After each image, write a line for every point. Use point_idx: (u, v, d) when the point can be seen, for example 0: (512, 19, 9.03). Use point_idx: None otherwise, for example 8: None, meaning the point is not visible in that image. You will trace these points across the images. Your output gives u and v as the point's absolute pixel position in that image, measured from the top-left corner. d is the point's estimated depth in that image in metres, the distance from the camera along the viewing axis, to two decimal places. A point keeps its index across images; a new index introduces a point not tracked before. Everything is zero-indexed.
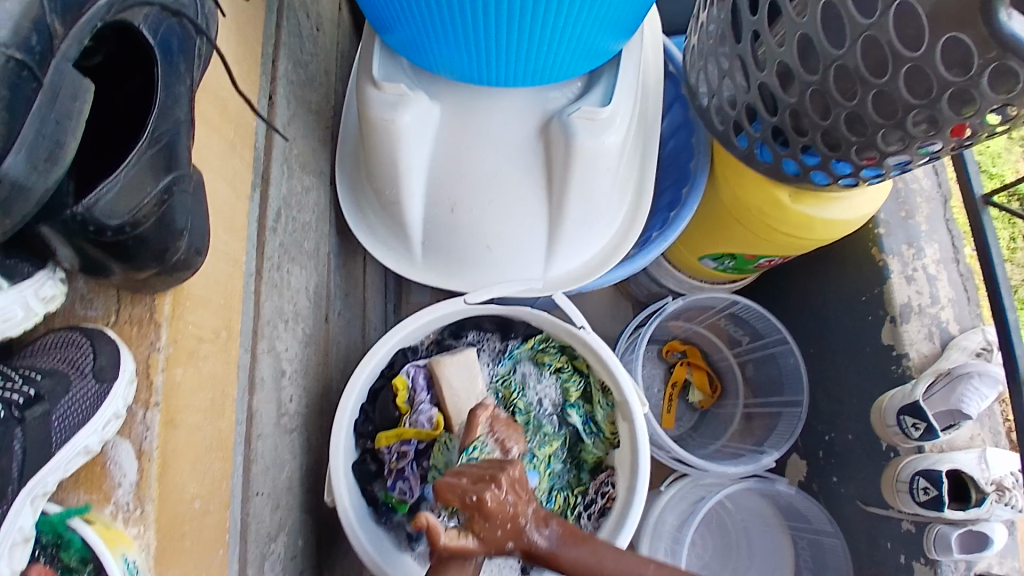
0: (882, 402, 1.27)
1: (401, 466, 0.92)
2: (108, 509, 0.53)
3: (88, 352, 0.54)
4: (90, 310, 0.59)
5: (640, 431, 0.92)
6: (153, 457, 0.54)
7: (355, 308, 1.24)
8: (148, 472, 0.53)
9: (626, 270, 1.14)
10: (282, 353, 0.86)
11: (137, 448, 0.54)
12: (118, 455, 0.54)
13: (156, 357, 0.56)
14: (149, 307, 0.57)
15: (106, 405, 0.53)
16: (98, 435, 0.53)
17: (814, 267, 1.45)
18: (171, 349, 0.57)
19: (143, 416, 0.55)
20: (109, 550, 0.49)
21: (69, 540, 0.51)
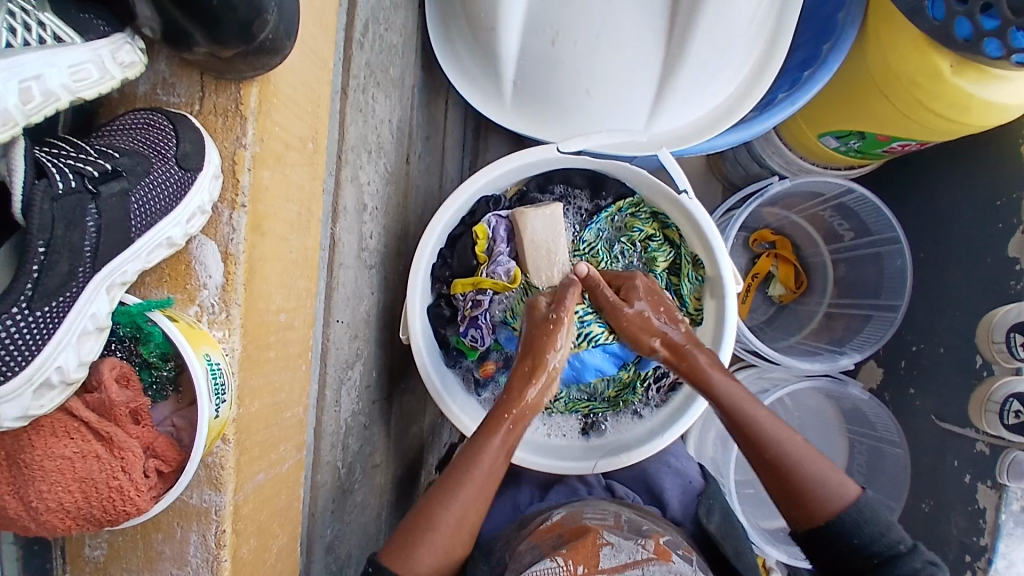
0: (993, 315, 1.12)
1: (475, 314, 0.90)
2: (192, 309, 0.52)
3: (169, 139, 0.52)
4: (171, 96, 0.56)
5: (729, 308, 0.86)
6: (239, 262, 0.51)
7: (435, 154, 1.18)
8: (234, 277, 0.51)
9: (738, 136, 1.00)
10: (364, 185, 0.81)
11: (222, 249, 0.52)
12: (204, 255, 0.52)
13: (241, 155, 0.52)
14: (235, 97, 0.53)
15: (189, 198, 0.51)
16: (182, 228, 0.51)
17: (946, 162, 1.25)
18: (257, 147, 0.53)
19: (229, 217, 0.52)
20: (191, 346, 0.45)
21: (148, 334, 0.49)
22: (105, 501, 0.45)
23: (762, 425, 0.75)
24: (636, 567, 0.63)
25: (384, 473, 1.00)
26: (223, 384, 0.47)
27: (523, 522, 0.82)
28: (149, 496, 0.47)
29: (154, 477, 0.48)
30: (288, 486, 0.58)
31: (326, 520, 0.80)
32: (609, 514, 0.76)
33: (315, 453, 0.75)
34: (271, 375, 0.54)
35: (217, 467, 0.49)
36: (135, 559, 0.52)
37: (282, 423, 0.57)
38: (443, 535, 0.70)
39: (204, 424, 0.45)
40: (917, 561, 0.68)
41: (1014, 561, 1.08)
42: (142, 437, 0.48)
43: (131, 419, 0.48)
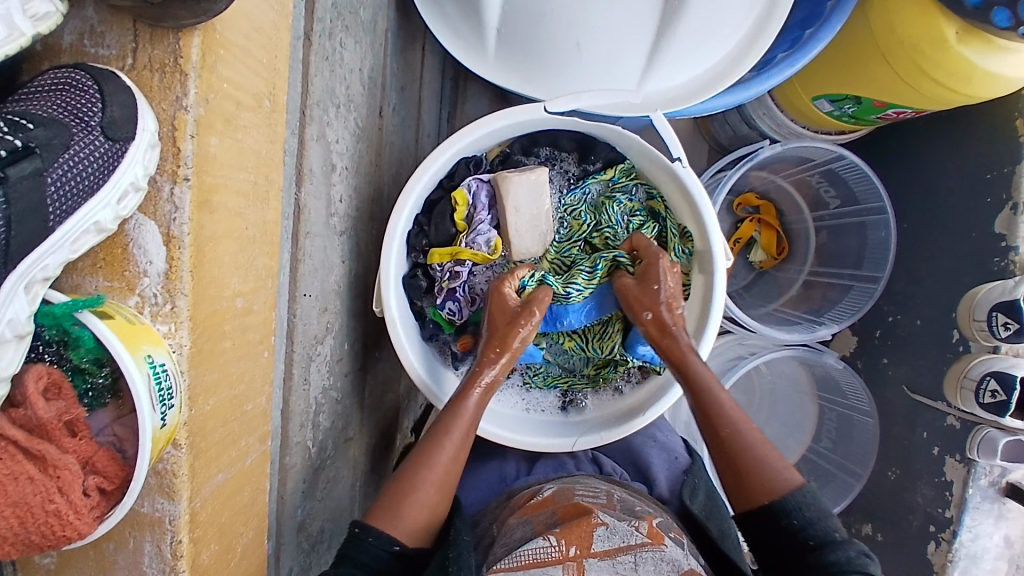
0: (976, 292, 1.13)
1: (452, 286, 0.85)
2: (132, 301, 0.45)
3: (95, 104, 0.44)
4: (102, 49, 0.47)
5: (717, 284, 0.82)
6: (184, 245, 0.43)
7: (411, 108, 1.09)
8: (178, 264, 0.43)
9: (736, 97, 0.94)
10: (332, 144, 0.74)
11: (163, 231, 0.44)
12: (143, 236, 0.44)
13: (182, 119, 0.44)
14: (173, 49, 0.44)
15: (120, 171, 0.43)
16: (112, 211, 0.44)
17: (941, 131, 1.22)
18: (201, 109, 0.44)
19: (170, 193, 0.45)
20: (127, 350, 0.39)
21: (77, 338, 0.44)
22: (44, 527, 0.42)
23: (726, 405, 0.75)
24: (628, 551, 0.63)
25: (357, 446, 0.97)
26: (169, 386, 0.41)
27: (510, 497, 0.80)
28: (92, 517, 0.43)
29: (96, 495, 0.44)
30: (253, 481, 0.54)
31: (297, 499, 0.76)
32: (601, 492, 0.75)
33: (284, 434, 0.71)
34: (230, 367, 0.49)
35: (169, 474, 0.44)
36: (86, 568, 0.48)
37: (244, 416, 0.52)
38: (425, 492, 0.71)
39: (145, 434, 0.39)
40: (850, 548, 0.67)
41: (979, 535, 1.12)
42: (79, 451, 0.44)
43: (66, 430, 0.44)
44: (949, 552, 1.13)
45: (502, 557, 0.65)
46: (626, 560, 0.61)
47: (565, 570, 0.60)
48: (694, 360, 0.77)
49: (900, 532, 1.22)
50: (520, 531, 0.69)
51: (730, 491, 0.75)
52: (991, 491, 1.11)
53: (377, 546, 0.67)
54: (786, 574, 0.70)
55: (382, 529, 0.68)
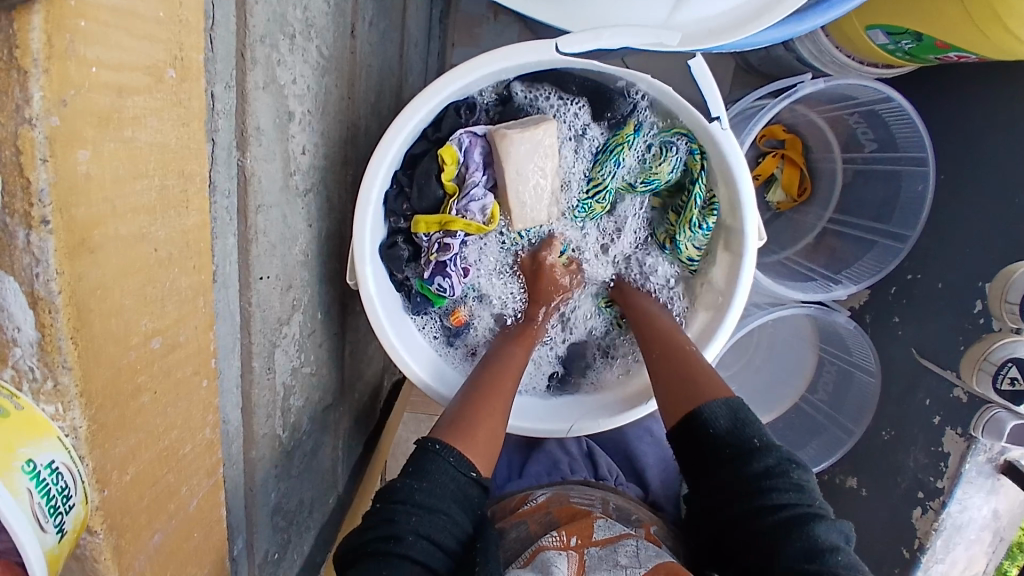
0: (1012, 269, 1.02)
1: (442, 259, 0.74)
2: (7, 374, 0.33)
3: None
4: None
5: (744, 267, 0.71)
6: (56, 309, 0.31)
7: (393, 17, 0.91)
8: (54, 334, 0.31)
9: (793, 29, 0.75)
10: (287, 87, 0.59)
11: (27, 290, 0.31)
12: (2, 296, 0.31)
13: (28, 138, 0.29)
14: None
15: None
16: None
17: (1008, 70, 1.05)
18: (59, 117, 0.30)
19: (27, 242, 0.30)
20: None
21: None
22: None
23: (678, 336, 0.75)
24: (628, 539, 0.63)
25: (337, 411, 0.91)
26: (64, 488, 0.34)
27: (502, 500, 0.77)
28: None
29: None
30: (203, 520, 0.48)
31: (269, 486, 0.71)
32: (598, 499, 0.72)
33: (246, 430, 0.64)
34: (153, 421, 0.40)
35: (90, 560, 0.37)
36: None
37: (181, 458, 0.44)
38: (490, 422, 0.68)
39: (34, 557, 0.33)
40: (769, 456, 0.63)
41: (967, 506, 1.13)
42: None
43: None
44: (935, 521, 1.14)
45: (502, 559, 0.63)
46: (627, 544, 0.61)
47: (568, 557, 0.60)
48: (657, 313, 0.79)
49: (883, 492, 1.23)
50: (516, 535, 0.67)
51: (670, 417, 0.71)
52: (988, 466, 1.11)
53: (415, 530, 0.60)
54: (726, 505, 0.64)
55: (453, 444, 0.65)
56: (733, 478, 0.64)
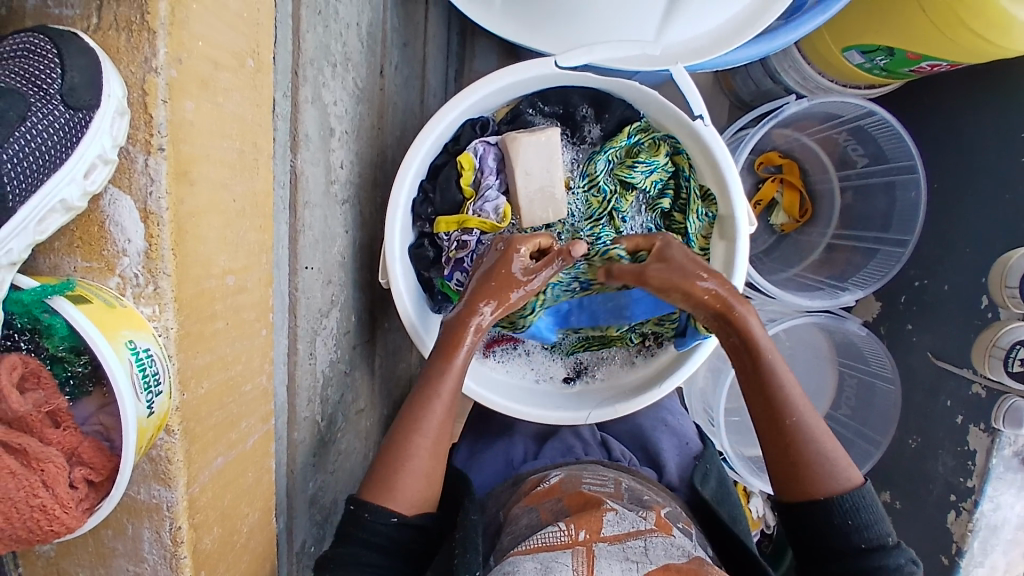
0: (1008, 257, 1.08)
1: (460, 256, 0.82)
2: (114, 282, 0.43)
3: (53, 67, 0.40)
4: (66, 10, 0.42)
5: (739, 252, 0.78)
6: (163, 223, 0.41)
7: (415, 65, 1.04)
8: (158, 242, 0.41)
9: (766, 46, 0.85)
10: (330, 106, 0.69)
11: (140, 206, 0.41)
12: (118, 213, 0.42)
13: (153, 82, 0.40)
14: (139, 6, 0.39)
15: (85, 143, 0.40)
16: (79, 187, 0.41)
17: (980, 84, 1.14)
18: (173, 71, 0.40)
19: (145, 164, 0.41)
20: (103, 335, 0.39)
21: (49, 327, 0.41)
22: (30, 522, 0.40)
23: (795, 394, 0.73)
24: (637, 536, 0.62)
25: (369, 417, 0.96)
26: (155, 372, 0.40)
27: (518, 482, 0.81)
28: (81, 510, 0.42)
29: (84, 487, 0.42)
30: (256, 462, 0.53)
31: (308, 474, 0.76)
32: (609, 480, 0.75)
33: (289, 410, 0.70)
34: (224, 348, 0.47)
35: (164, 461, 0.43)
36: (86, 555, 0.48)
37: (241, 398, 0.50)
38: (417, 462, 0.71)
39: (131, 425, 0.38)
40: (901, 556, 0.68)
41: (1000, 506, 1.11)
42: (64, 442, 0.41)
43: (49, 421, 0.42)
44: (970, 522, 1.12)
45: (513, 546, 0.66)
46: (636, 544, 0.60)
47: (575, 553, 0.59)
48: (756, 331, 0.73)
49: (919, 500, 1.20)
50: (527, 522, 0.69)
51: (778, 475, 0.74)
52: (1014, 461, 1.10)
53: (373, 522, 0.68)
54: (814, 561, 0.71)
55: (378, 504, 0.69)
56: (850, 564, 0.69)
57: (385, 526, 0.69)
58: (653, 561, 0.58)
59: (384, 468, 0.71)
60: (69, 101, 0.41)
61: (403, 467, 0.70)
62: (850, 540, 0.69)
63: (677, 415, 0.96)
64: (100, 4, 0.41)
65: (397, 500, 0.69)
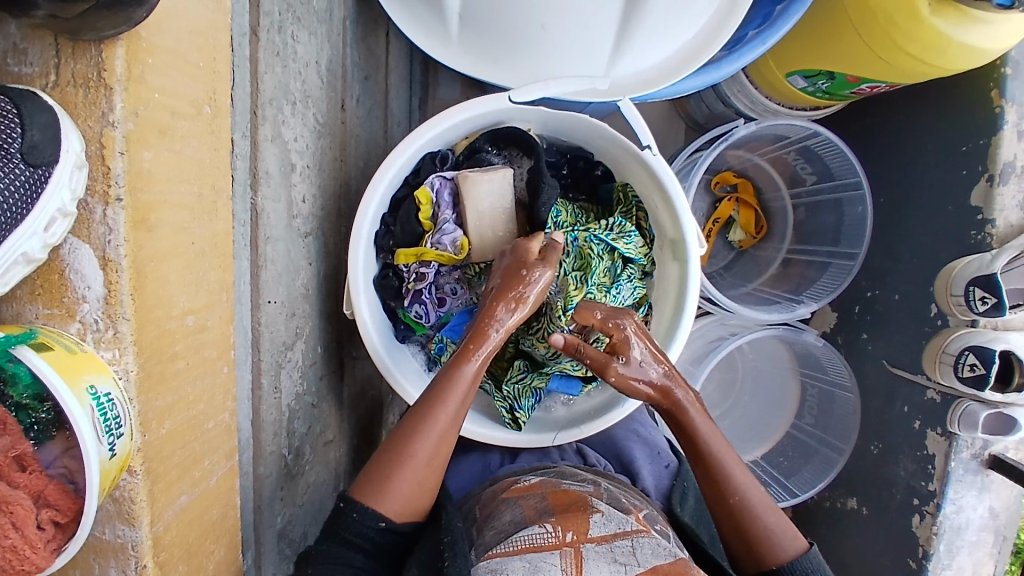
0: (953, 267, 1.10)
1: (419, 288, 0.83)
2: (75, 327, 0.43)
3: (13, 127, 0.40)
4: (23, 64, 0.43)
5: (692, 274, 0.81)
6: (122, 268, 0.41)
7: (377, 96, 1.06)
8: (117, 287, 0.42)
9: (708, 77, 0.91)
10: (290, 143, 0.71)
11: (99, 254, 0.42)
12: (78, 261, 0.42)
13: (110, 136, 0.41)
14: (96, 61, 0.41)
15: (44, 199, 0.40)
16: (39, 241, 0.41)
17: (913, 102, 1.20)
18: (130, 124, 0.41)
19: (103, 215, 0.41)
20: (64, 382, 0.38)
21: (14, 376, 0.39)
22: (2, 561, 0.39)
23: (733, 474, 0.74)
24: (624, 537, 0.63)
25: (337, 446, 0.96)
26: (116, 416, 0.40)
27: (494, 484, 0.82)
28: (50, 550, 0.40)
29: (51, 528, 0.40)
30: (220, 500, 0.53)
31: (275, 509, 0.75)
32: (589, 482, 0.76)
33: (255, 444, 0.70)
34: (184, 388, 0.47)
35: (128, 501, 0.43)
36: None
37: (205, 434, 0.50)
38: (414, 474, 0.72)
39: (92, 465, 0.38)
40: None
41: (962, 507, 1.15)
42: (30, 485, 0.40)
43: (16, 466, 0.40)
44: (934, 526, 1.16)
45: (496, 542, 0.66)
46: (623, 544, 0.61)
47: (563, 555, 0.60)
48: (697, 417, 0.75)
49: (884, 504, 1.25)
50: (511, 518, 0.69)
51: (736, 545, 0.75)
52: (974, 463, 1.14)
53: (359, 523, 0.70)
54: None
55: (364, 504, 0.71)
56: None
57: (370, 530, 0.71)
58: (641, 564, 0.59)
59: (376, 471, 0.72)
60: (28, 160, 0.40)
61: (395, 477, 0.71)
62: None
63: (647, 424, 0.98)
64: (57, 54, 0.42)
65: (385, 506, 0.71)
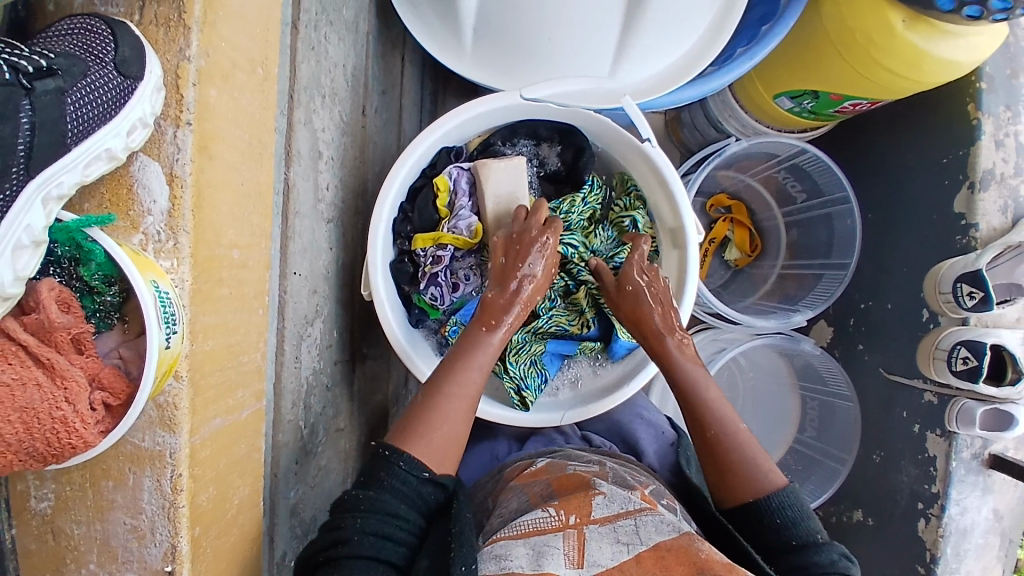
0: (939, 268, 1.16)
1: (435, 271, 0.87)
2: (137, 238, 0.48)
3: (107, 46, 0.47)
4: (108, 6, 0.50)
5: (691, 259, 0.87)
6: (187, 184, 0.48)
7: (393, 111, 1.14)
8: (181, 202, 0.47)
9: (702, 89, 0.98)
10: (319, 132, 0.77)
11: (167, 171, 0.48)
12: (147, 177, 0.48)
13: (185, 68, 0.48)
14: (177, 6, 0.48)
15: (129, 108, 0.46)
16: (123, 141, 0.46)
17: (894, 121, 1.29)
18: (203, 61, 0.49)
19: (174, 135, 0.48)
20: (138, 272, 0.43)
21: (89, 253, 0.45)
22: (48, 434, 0.42)
23: (713, 405, 0.79)
24: (628, 517, 0.60)
25: (348, 437, 0.98)
26: (172, 313, 0.45)
27: (504, 469, 0.83)
28: (97, 429, 0.44)
29: (101, 409, 0.44)
30: (249, 435, 0.56)
31: (290, 481, 0.77)
32: (594, 463, 0.78)
33: (275, 412, 0.72)
34: (224, 315, 0.51)
35: (171, 407, 0.47)
36: (83, 510, 0.49)
37: (238, 367, 0.54)
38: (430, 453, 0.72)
39: (152, 352, 0.42)
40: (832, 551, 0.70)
41: (966, 509, 1.15)
42: (86, 367, 0.44)
43: (73, 348, 0.45)
44: (939, 528, 1.15)
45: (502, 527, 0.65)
46: (626, 523, 0.59)
47: (566, 537, 0.59)
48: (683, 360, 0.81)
49: (889, 511, 1.25)
50: (517, 504, 0.69)
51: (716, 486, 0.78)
52: (974, 462, 1.14)
53: (372, 523, 0.67)
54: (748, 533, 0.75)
55: (384, 495, 0.69)
56: (790, 561, 0.71)
57: (389, 522, 0.68)
58: (644, 540, 0.58)
59: (395, 441, 0.72)
60: (122, 71, 0.47)
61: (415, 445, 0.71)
62: (783, 538, 0.72)
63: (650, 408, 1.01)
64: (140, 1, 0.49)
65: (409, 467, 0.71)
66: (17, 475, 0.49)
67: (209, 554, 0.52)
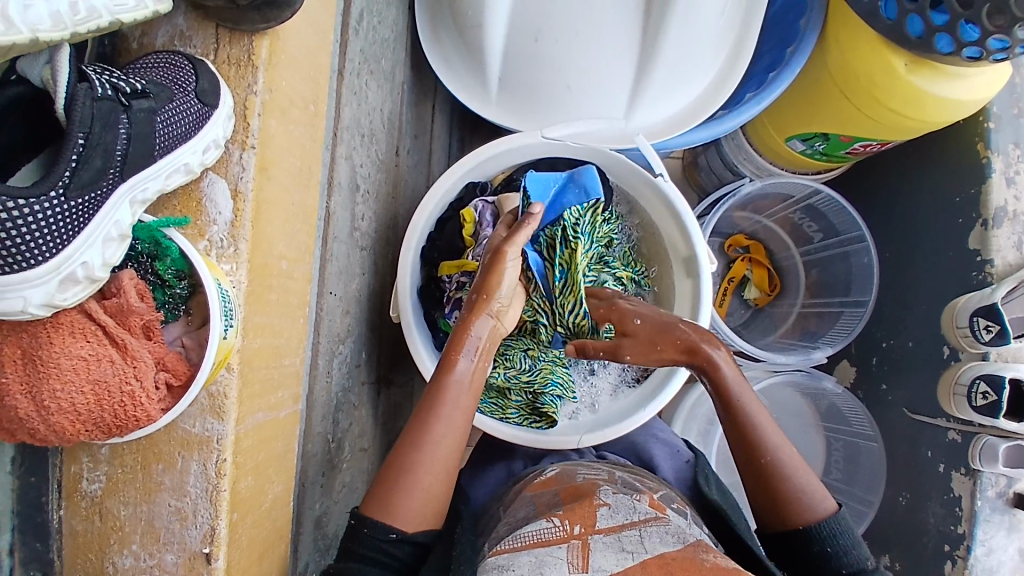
0: (956, 303, 1.18)
1: (459, 296, 0.93)
2: (202, 244, 0.56)
3: (189, 76, 0.55)
4: (187, 47, 0.59)
5: (704, 287, 0.92)
6: (248, 201, 0.56)
7: (423, 153, 1.22)
8: (242, 213, 0.56)
9: (714, 131, 1.04)
10: (358, 167, 0.85)
11: (233, 188, 0.56)
12: (214, 193, 0.56)
13: (252, 101, 0.57)
14: (247, 50, 0.58)
15: (206, 131, 0.54)
16: (199, 158, 0.55)
17: (907, 163, 1.32)
18: (266, 95, 0.58)
19: (240, 157, 0.57)
20: (208, 269, 0.51)
21: (166, 250, 0.53)
22: (117, 406, 0.48)
23: (765, 432, 0.80)
24: (633, 528, 0.59)
25: (371, 458, 1.01)
26: (231, 308, 0.52)
27: (517, 482, 0.85)
28: (159, 406, 0.50)
29: (164, 389, 0.51)
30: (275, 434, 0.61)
31: (316, 493, 0.80)
32: (602, 471, 0.80)
33: (307, 423, 0.77)
34: (260, 320, 0.58)
35: (221, 395, 0.54)
36: (133, 491, 0.55)
37: (281, 368, 0.62)
38: (427, 480, 0.73)
39: (214, 343, 0.50)
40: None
41: (992, 548, 1.10)
42: (153, 352, 0.51)
43: (143, 334, 0.51)
44: (965, 569, 1.11)
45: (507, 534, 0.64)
46: (631, 534, 0.57)
47: (570, 548, 0.56)
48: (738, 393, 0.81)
49: (917, 555, 1.22)
50: (522, 514, 0.69)
51: (764, 515, 0.79)
52: (1000, 502, 1.11)
53: (371, 539, 0.71)
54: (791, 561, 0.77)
55: (376, 520, 0.71)
56: None
57: (382, 544, 0.71)
58: (650, 550, 0.54)
59: (384, 482, 0.73)
60: (203, 100, 0.54)
61: (403, 486, 0.72)
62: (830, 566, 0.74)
63: (664, 428, 1.02)
64: (214, 45, 0.58)
65: (397, 519, 0.71)
66: (72, 459, 0.57)
67: (244, 542, 0.58)
